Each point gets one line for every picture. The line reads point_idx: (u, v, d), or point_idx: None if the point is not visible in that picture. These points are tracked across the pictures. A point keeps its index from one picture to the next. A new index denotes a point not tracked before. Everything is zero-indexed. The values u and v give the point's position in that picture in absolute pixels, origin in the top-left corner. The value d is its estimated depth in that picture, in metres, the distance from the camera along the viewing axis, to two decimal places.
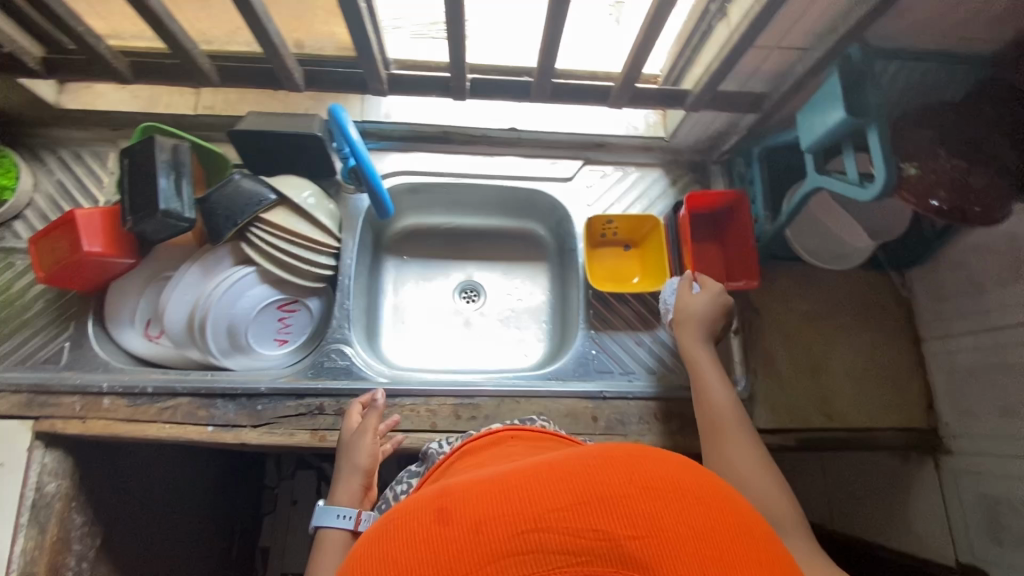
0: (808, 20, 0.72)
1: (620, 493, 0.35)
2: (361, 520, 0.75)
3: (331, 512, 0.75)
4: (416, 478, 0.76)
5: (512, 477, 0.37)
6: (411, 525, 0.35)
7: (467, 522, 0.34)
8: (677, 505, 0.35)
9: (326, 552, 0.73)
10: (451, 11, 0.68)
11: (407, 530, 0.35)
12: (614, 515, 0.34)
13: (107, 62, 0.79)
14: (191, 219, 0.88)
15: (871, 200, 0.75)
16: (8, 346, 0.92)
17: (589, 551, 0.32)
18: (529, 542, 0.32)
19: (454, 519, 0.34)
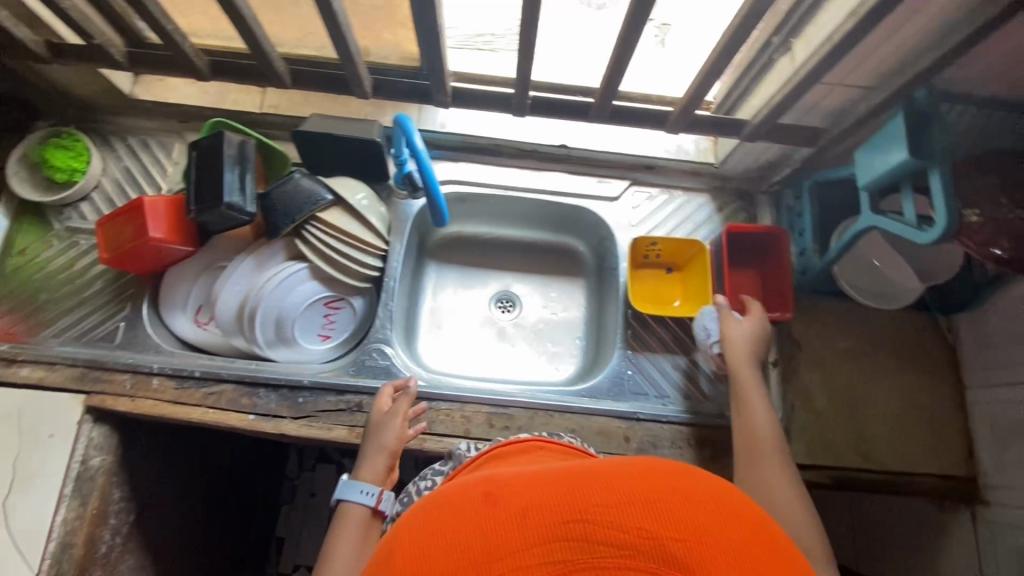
0: (875, 60, 0.72)
1: (666, 499, 0.36)
2: (383, 499, 0.77)
3: (354, 487, 0.77)
4: (441, 476, 0.76)
5: (563, 475, 0.39)
6: (465, 505, 0.38)
7: (520, 507, 0.37)
8: (722, 519, 0.36)
9: (347, 525, 0.75)
10: (524, 30, 0.70)
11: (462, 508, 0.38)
12: (660, 517, 0.35)
13: (190, 61, 0.83)
14: (251, 213, 0.91)
15: (928, 243, 0.74)
16: (68, 322, 0.96)
17: (633, 547, 0.34)
18: (575, 530, 0.35)
19: (507, 504, 0.37)
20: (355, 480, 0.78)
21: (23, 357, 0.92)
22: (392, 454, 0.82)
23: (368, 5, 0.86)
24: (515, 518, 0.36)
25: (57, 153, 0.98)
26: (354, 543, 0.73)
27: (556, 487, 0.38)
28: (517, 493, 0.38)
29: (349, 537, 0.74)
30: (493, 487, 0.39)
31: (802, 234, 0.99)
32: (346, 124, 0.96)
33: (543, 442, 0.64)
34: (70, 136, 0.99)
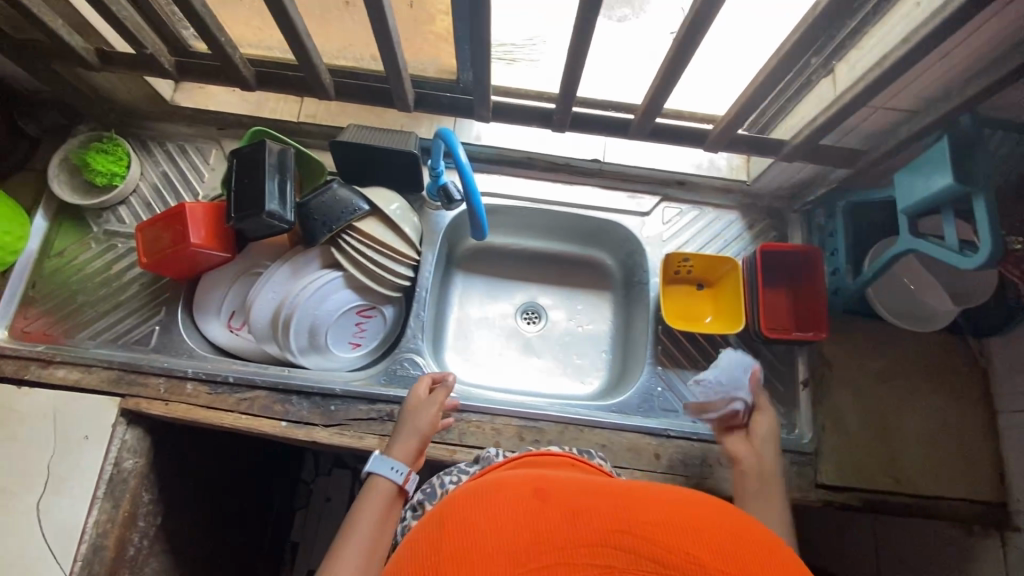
0: (922, 85, 0.72)
1: (713, 531, 0.38)
2: (408, 479, 0.79)
3: (385, 462, 0.80)
4: (466, 475, 0.78)
5: (615, 493, 0.42)
6: (519, 497, 0.41)
7: (571, 510, 0.39)
8: (768, 564, 0.36)
9: (373, 498, 0.78)
10: (573, 49, 0.70)
11: (515, 500, 0.41)
12: (705, 545, 0.36)
13: (237, 70, 0.84)
14: (290, 221, 0.92)
15: (972, 268, 0.73)
16: (104, 324, 0.97)
17: (675, 568, 0.35)
18: (620, 540, 0.37)
19: (559, 505, 0.40)
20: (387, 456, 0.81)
21: (60, 358, 0.93)
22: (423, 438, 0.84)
23: (413, 19, 0.87)
24: (564, 519, 0.38)
25: (97, 157, 0.99)
26: (377, 519, 0.75)
27: (599, 503, 0.40)
28: (562, 500, 0.41)
29: (371, 512, 0.75)
30: (541, 489, 0.43)
31: (835, 254, 0.99)
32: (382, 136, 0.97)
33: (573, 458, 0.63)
34: (111, 141, 1.01)
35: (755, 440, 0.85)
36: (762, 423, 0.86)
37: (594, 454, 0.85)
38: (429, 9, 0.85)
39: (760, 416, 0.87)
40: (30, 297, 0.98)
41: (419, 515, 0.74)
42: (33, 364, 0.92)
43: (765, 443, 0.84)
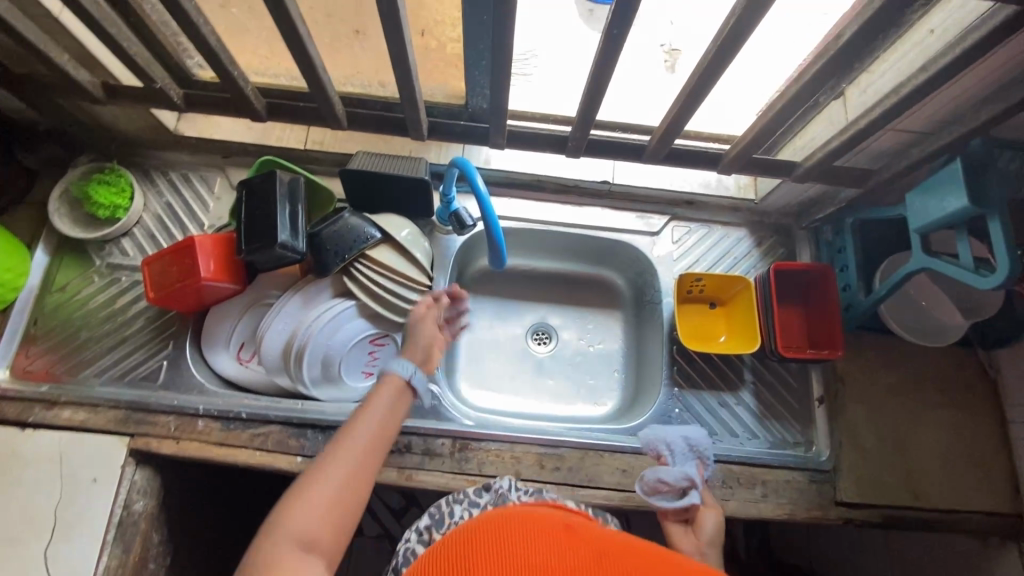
0: (935, 107, 0.73)
1: None
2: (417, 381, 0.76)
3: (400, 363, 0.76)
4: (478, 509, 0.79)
5: (640, 554, 0.46)
6: (555, 535, 0.47)
7: (599, 556, 0.45)
8: None
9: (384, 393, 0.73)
10: (594, 78, 0.71)
11: (552, 535, 0.47)
12: None
13: (249, 102, 0.84)
14: (303, 251, 0.91)
15: (989, 289, 0.75)
16: (109, 361, 0.94)
17: None
18: None
19: (589, 550, 0.45)
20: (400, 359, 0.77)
21: (64, 398, 0.90)
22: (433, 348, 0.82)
23: (425, 47, 0.88)
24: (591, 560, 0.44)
25: (100, 190, 0.96)
26: (385, 410, 0.72)
27: (625, 558, 0.45)
28: (592, 546, 0.47)
29: (380, 405, 0.72)
30: (575, 534, 0.48)
31: (845, 270, 1.00)
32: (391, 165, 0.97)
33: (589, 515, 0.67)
34: (113, 171, 0.98)
35: (702, 533, 0.76)
36: (711, 516, 0.77)
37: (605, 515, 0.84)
38: (442, 38, 0.85)
39: (711, 514, 0.78)
40: (31, 335, 0.95)
41: (425, 541, 0.75)
42: (36, 405, 0.89)
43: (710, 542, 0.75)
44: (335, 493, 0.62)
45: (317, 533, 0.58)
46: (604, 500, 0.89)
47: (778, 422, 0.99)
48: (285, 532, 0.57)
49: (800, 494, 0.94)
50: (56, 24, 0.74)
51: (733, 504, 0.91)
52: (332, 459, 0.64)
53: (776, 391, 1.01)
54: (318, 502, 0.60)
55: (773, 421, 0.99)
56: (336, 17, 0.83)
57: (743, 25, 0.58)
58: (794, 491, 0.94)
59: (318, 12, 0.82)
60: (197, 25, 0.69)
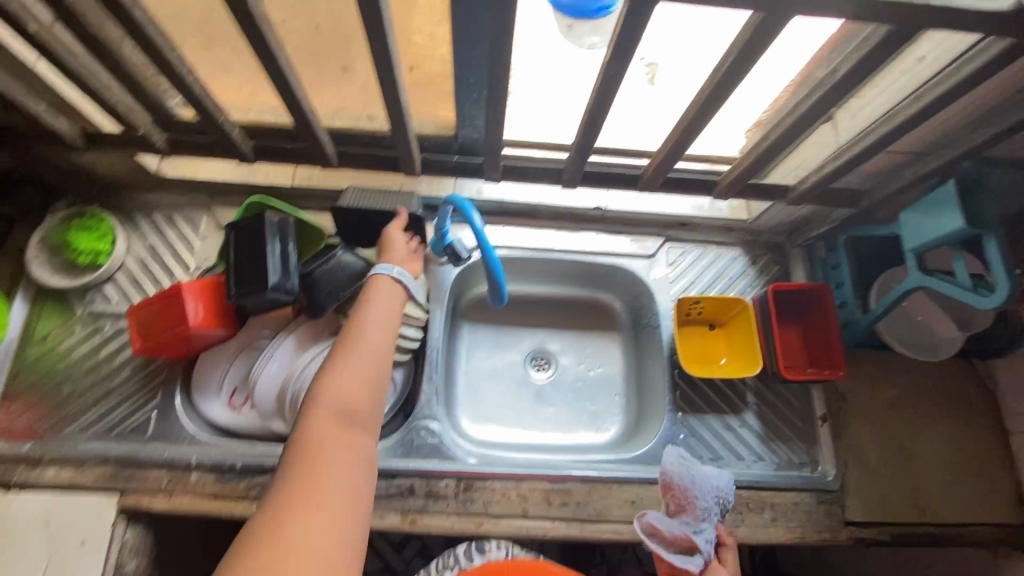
0: (925, 131, 0.74)
1: None
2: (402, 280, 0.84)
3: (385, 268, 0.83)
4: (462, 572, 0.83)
5: None
6: None
7: None
8: None
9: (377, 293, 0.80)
10: (591, 111, 0.70)
11: None
12: None
13: (235, 145, 0.82)
14: (295, 292, 0.88)
15: (988, 307, 0.75)
16: (95, 414, 0.91)
17: None
18: None
19: None
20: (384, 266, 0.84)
21: (49, 456, 0.86)
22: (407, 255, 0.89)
23: (414, 82, 0.86)
24: None
25: (82, 236, 0.94)
26: (385, 307, 0.77)
27: None
28: None
29: (377, 300, 0.78)
30: None
31: (841, 287, 1.00)
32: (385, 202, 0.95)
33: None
34: (95, 217, 0.96)
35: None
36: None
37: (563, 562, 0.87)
38: (431, 72, 0.84)
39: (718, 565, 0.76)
40: (11, 390, 0.91)
41: None
42: (19, 465, 0.86)
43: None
44: (358, 379, 0.66)
45: (350, 410, 0.63)
46: (614, 534, 0.88)
47: (783, 443, 0.99)
48: (322, 411, 0.62)
49: (809, 516, 0.93)
50: (32, 74, 0.71)
51: (744, 531, 0.90)
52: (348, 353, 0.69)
53: (779, 411, 1.00)
54: (347, 386, 0.65)
55: (778, 442, 0.99)
56: (322, 55, 0.81)
57: (742, 62, 0.57)
58: (803, 513, 0.93)
59: (304, 51, 0.80)
60: (181, 73, 0.67)
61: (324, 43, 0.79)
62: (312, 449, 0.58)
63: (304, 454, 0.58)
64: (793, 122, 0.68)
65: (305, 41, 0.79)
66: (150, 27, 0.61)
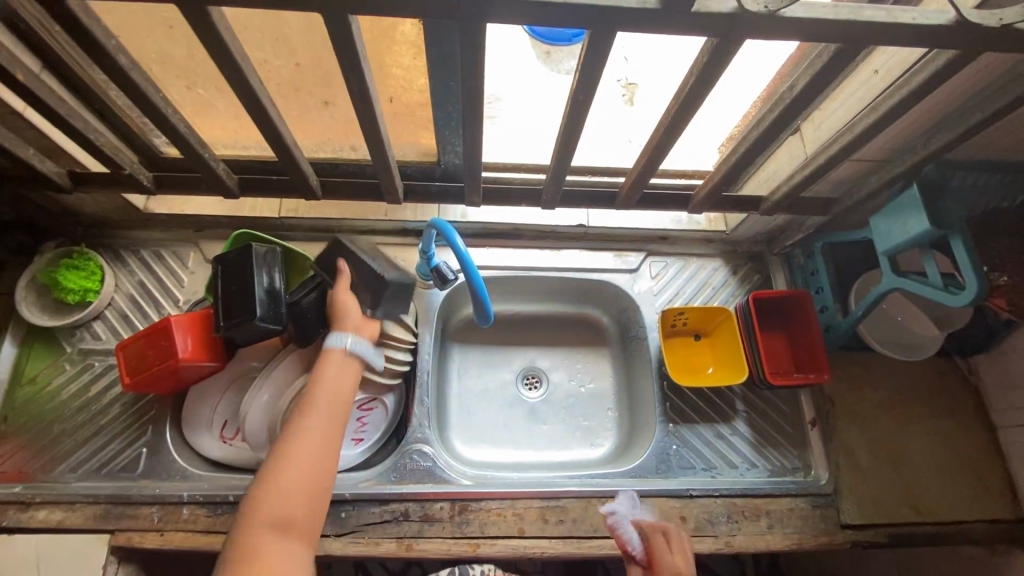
0: (887, 139, 0.77)
1: None
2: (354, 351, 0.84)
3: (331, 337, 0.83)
4: None
5: None
6: None
7: None
8: None
9: (327, 368, 0.81)
10: (563, 134, 0.72)
11: None
12: None
13: (222, 181, 0.84)
14: (283, 322, 0.89)
15: (961, 305, 0.77)
16: (84, 453, 0.90)
17: None
18: None
19: None
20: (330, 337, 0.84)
21: (39, 498, 0.86)
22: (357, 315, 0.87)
23: (395, 112, 0.89)
24: None
25: (69, 275, 0.94)
26: (333, 387, 0.79)
27: None
28: None
29: (328, 379, 0.80)
30: None
31: (821, 292, 1.03)
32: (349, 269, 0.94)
33: None
34: (82, 256, 0.96)
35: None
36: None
37: None
38: (410, 102, 0.87)
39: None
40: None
41: None
42: (8, 508, 0.85)
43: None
44: (300, 476, 0.69)
45: (289, 512, 0.66)
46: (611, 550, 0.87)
47: (775, 449, 0.99)
48: (262, 514, 0.65)
49: (805, 522, 0.93)
50: (18, 121, 0.73)
51: (741, 539, 0.90)
52: (293, 444, 0.71)
53: (769, 418, 1.01)
54: (287, 483, 0.68)
55: (770, 449, 0.99)
56: (304, 90, 0.84)
57: (703, 81, 0.60)
58: (800, 519, 0.93)
59: (286, 87, 0.83)
60: (164, 113, 0.69)
61: (307, 80, 0.82)
62: (249, 560, 0.61)
63: (243, 562, 0.61)
64: (757, 137, 0.71)
65: (288, 77, 0.82)
66: (135, 73, 0.63)
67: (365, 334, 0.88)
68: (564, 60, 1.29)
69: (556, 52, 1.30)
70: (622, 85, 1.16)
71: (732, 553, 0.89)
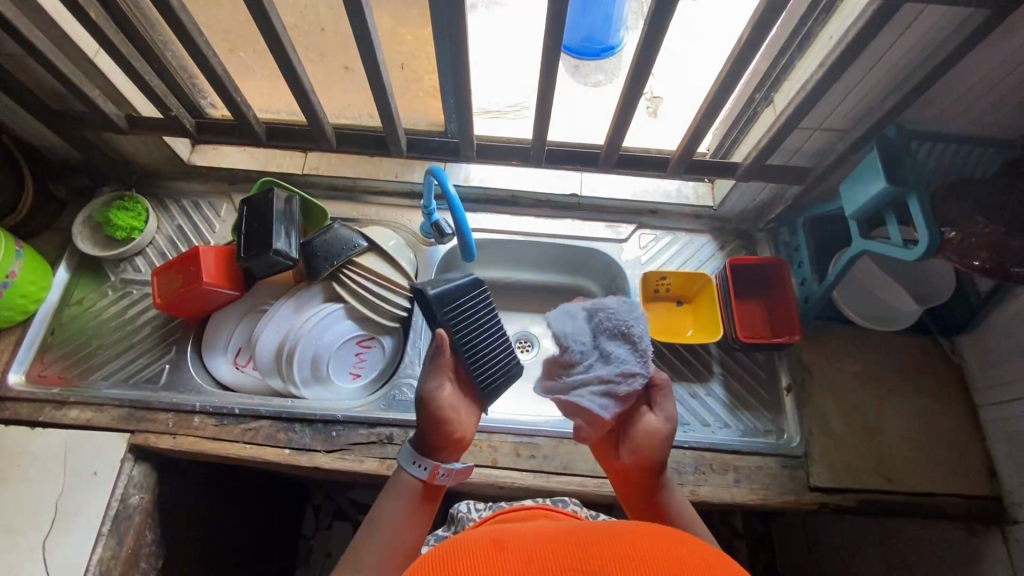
0: (847, 105, 0.83)
1: (638, 553, 0.44)
2: (436, 476, 0.72)
3: (409, 455, 0.72)
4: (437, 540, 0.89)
5: (544, 541, 0.49)
6: (479, 551, 0.47)
7: (522, 555, 0.46)
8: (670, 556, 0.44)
9: (396, 496, 0.71)
10: (543, 89, 0.81)
11: (474, 552, 0.47)
12: (627, 558, 0.44)
13: (251, 127, 0.97)
14: (294, 258, 1.00)
15: (915, 261, 0.81)
16: (116, 365, 1.02)
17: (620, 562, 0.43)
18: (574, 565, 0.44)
19: (509, 550, 0.47)
20: (410, 447, 0.73)
21: (72, 399, 0.98)
22: (455, 434, 0.74)
23: (405, 79, 1.01)
24: (523, 561, 0.45)
25: (119, 215, 1.08)
26: (399, 525, 0.68)
27: (547, 547, 0.47)
28: (513, 548, 0.48)
29: (395, 510, 0.69)
30: (497, 542, 0.49)
31: (802, 266, 1.07)
32: (465, 298, 0.81)
33: (541, 513, 0.73)
34: (132, 199, 1.10)
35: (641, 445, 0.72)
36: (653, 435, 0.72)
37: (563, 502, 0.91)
38: (419, 70, 0.99)
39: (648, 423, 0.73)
40: (47, 344, 1.04)
41: None
42: (46, 406, 0.97)
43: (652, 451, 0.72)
44: None
45: None
46: (577, 486, 0.92)
47: (748, 411, 1.02)
48: None
49: (772, 480, 0.95)
50: (89, 64, 0.88)
51: (706, 489, 0.94)
52: None
53: (744, 382, 1.05)
54: None
55: (744, 411, 1.02)
56: (327, 55, 0.97)
57: (654, 28, 0.68)
58: (767, 476, 0.96)
59: (312, 51, 0.96)
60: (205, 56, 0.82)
61: (330, 44, 0.95)
62: None
63: None
64: (715, 90, 0.78)
65: (314, 40, 0.94)
66: (182, 15, 0.77)
67: (455, 449, 0.75)
68: (591, 74, 1.46)
69: (584, 66, 1.46)
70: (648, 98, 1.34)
71: (697, 501, 0.93)
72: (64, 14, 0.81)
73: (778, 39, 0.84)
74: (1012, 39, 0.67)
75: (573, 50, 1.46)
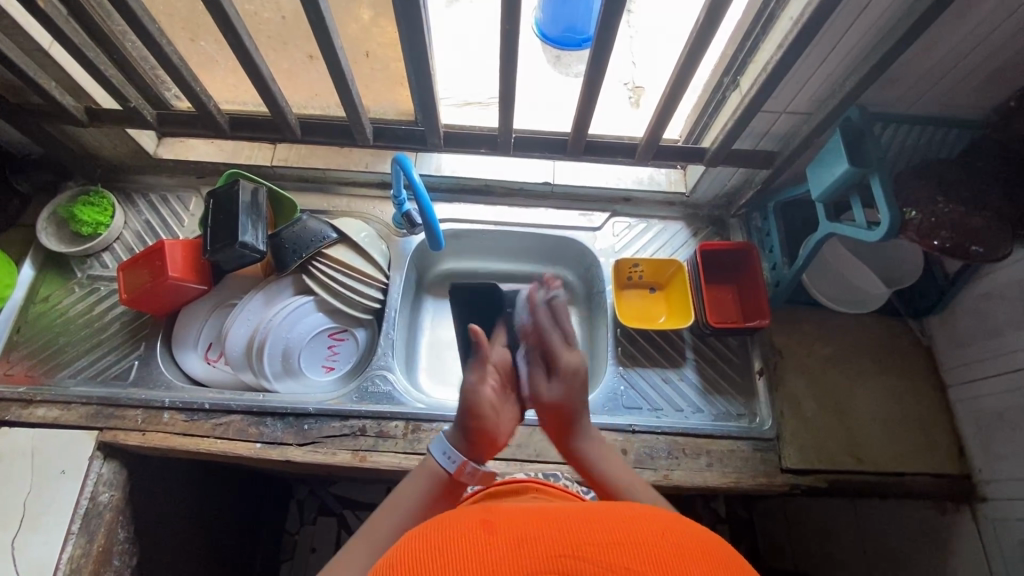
0: (810, 87, 0.83)
1: (640, 538, 0.40)
2: (463, 471, 0.69)
3: (442, 444, 0.69)
4: None
5: (536, 519, 0.42)
6: (467, 536, 0.40)
7: (516, 541, 0.39)
8: (674, 539, 0.40)
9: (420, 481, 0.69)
10: (505, 73, 0.80)
11: (461, 537, 0.40)
12: (632, 545, 0.39)
13: (213, 118, 0.96)
14: (262, 250, 0.99)
15: (878, 242, 0.80)
16: (83, 362, 1.01)
17: (626, 548, 0.38)
18: (575, 552, 0.38)
19: (501, 533, 0.40)
20: (443, 437, 0.71)
21: (40, 397, 0.96)
22: (490, 435, 0.71)
23: (371, 67, 0.99)
24: (517, 547, 0.38)
25: (84, 209, 1.05)
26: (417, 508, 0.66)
27: (543, 529, 0.41)
28: (504, 530, 0.40)
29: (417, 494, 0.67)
30: (487, 520, 0.42)
31: (773, 251, 1.07)
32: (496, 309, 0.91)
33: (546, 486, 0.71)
34: (97, 194, 1.08)
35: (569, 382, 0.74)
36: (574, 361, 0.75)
37: (560, 476, 0.89)
38: (383, 58, 0.97)
39: (564, 345, 0.78)
40: (14, 341, 1.03)
41: None
42: (13, 404, 0.96)
43: (576, 393, 0.74)
44: None
45: None
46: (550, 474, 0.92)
47: (720, 395, 1.03)
48: None
49: (744, 462, 0.96)
50: (44, 55, 0.86)
51: (679, 473, 0.94)
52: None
53: (716, 366, 1.05)
54: None
55: (716, 396, 1.03)
56: (290, 44, 0.95)
57: (608, 11, 0.68)
58: (739, 459, 0.96)
59: (273, 40, 0.94)
60: (159, 44, 0.81)
61: (292, 33, 0.93)
62: None
63: None
64: (676, 73, 0.78)
65: (274, 29, 0.92)
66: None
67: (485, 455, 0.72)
68: (573, 64, 1.42)
69: (567, 56, 1.44)
70: (631, 88, 1.33)
71: (670, 485, 0.93)
72: (14, 3, 0.79)
73: (742, 23, 0.83)
74: (964, 19, 0.68)
75: (555, 40, 1.43)
